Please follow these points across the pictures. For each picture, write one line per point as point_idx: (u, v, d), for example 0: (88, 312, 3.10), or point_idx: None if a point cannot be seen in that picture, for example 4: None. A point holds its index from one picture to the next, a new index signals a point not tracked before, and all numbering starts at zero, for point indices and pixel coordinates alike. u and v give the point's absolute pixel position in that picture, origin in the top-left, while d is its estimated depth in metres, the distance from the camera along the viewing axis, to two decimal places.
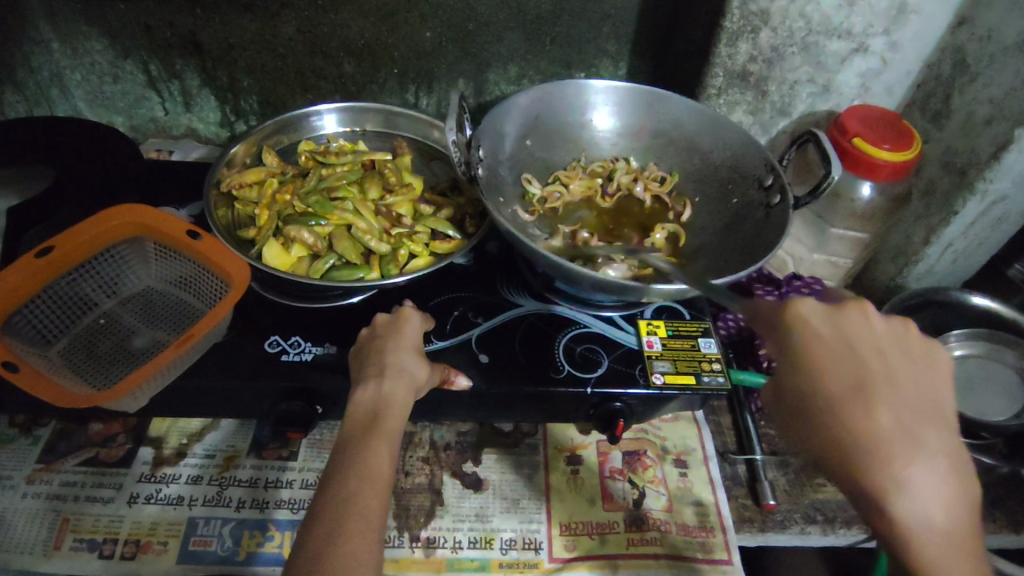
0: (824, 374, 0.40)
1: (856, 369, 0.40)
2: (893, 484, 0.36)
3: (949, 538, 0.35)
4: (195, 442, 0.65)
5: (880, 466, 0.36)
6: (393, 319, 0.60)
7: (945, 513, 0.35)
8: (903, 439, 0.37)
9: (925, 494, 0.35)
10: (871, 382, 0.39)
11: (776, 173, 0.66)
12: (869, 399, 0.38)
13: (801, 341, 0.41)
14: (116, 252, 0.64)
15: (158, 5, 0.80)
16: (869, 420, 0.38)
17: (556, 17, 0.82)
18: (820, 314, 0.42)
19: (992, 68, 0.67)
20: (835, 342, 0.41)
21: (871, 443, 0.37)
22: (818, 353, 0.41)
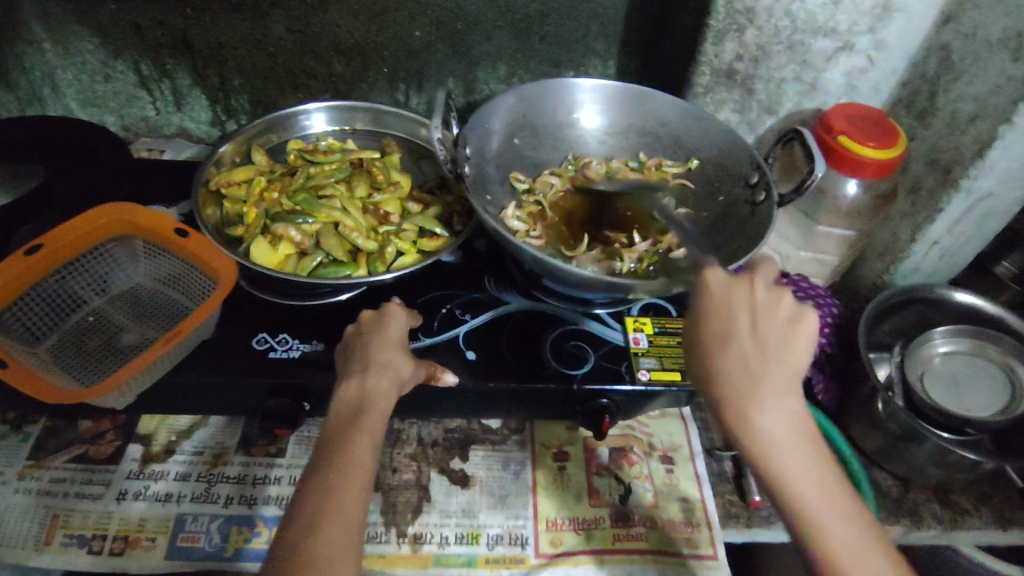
0: (717, 347, 0.45)
1: (747, 336, 0.45)
2: (757, 428, 0.44)
3: (805, 471, 0.44)
4: (184, 440, 0.65)
5: (752, 412, 0.44)
6: (379, 316, 0.60)
7: (797, 444, 0.44)
8: (775, 396, 0.44)
9: (780, 432, 0.44)
10: (757, 353, 0.44)
11: (761, 171, 0.66)
12: (750, 361, 0.44)
13: (706, 318, 0.45)
14: (105, 251, 0.65)
15: (148, 5, 0.80)
16: (744, 380, 0.44)
17: (545, 16, 0.82)
18: (731, 290, 0.46)
19: (976, 66, 0.67)
20: (736, 314, 0.45)
21: (740, 390, 0.44)
22: (716, 328, 0.45)
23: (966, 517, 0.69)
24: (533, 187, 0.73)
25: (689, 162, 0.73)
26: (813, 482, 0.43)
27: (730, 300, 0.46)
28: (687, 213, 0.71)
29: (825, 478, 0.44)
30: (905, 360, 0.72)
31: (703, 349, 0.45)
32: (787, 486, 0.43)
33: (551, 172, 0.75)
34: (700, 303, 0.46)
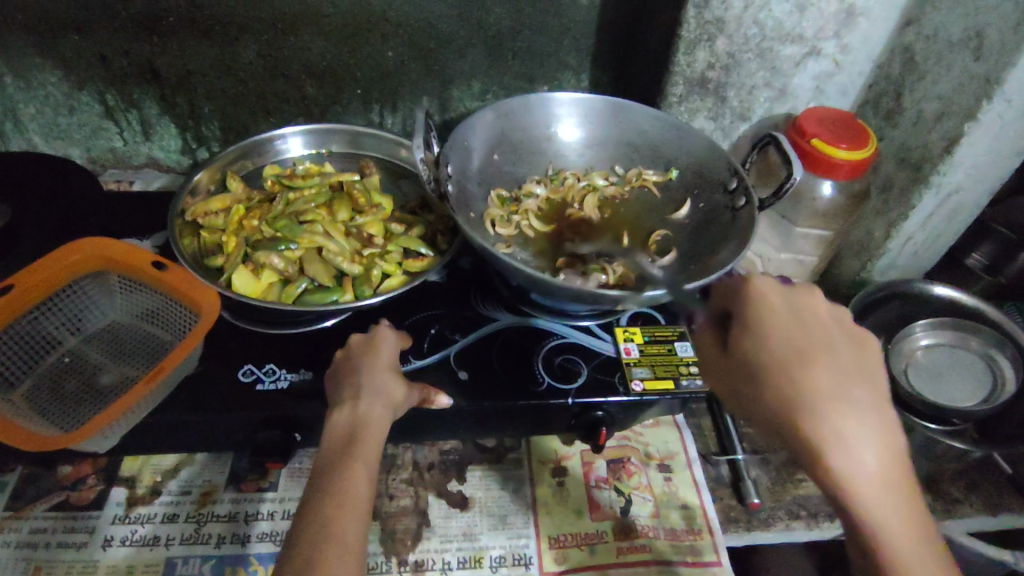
0: (777, 341, 0.44)
1: (799, 332, 0.45)
2: (818, 419, 0.41)
3: (879, 478, 0.40)
4: (170, 479, 0.63)
5: (806, 401, 0.42)
6: (367, 340, 0.59)
7: (861, 443, 0.41)
8: (838, 393, 0.42)
9: (842, 427, 0.41)
10: (813, 350, 0.44)
11: (739, 176, 0.67)
12: (802, 352, 0.43)
13: (752, 313, 0.46)
14: (79, 287, 0.62)
15: (113, 33, 0.78)
16: (802, 369, 0.43)
17: (517, 33, 0.83)
18: (772, 288, 0.47)
19: (939, 66, 0.69)
20: (779, 315, 0.46)
21: (801, 384, 0.42)
22: (770, 326, 0.45)
23: (959, 506, 0.70)
24: (518, 195, 0.73)
25: (668, 172, 0.74)
26: (885, 490, 0.40)
27: (772, 298, 0.47)
28: (664, 232, 0.71)
29: (898, 486, 0.41)
30: (889, 354, 0.73)
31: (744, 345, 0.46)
32: (857, 491, 0.40)
33: (535, 181, 0.75)
34: (745, 300, 0.47)
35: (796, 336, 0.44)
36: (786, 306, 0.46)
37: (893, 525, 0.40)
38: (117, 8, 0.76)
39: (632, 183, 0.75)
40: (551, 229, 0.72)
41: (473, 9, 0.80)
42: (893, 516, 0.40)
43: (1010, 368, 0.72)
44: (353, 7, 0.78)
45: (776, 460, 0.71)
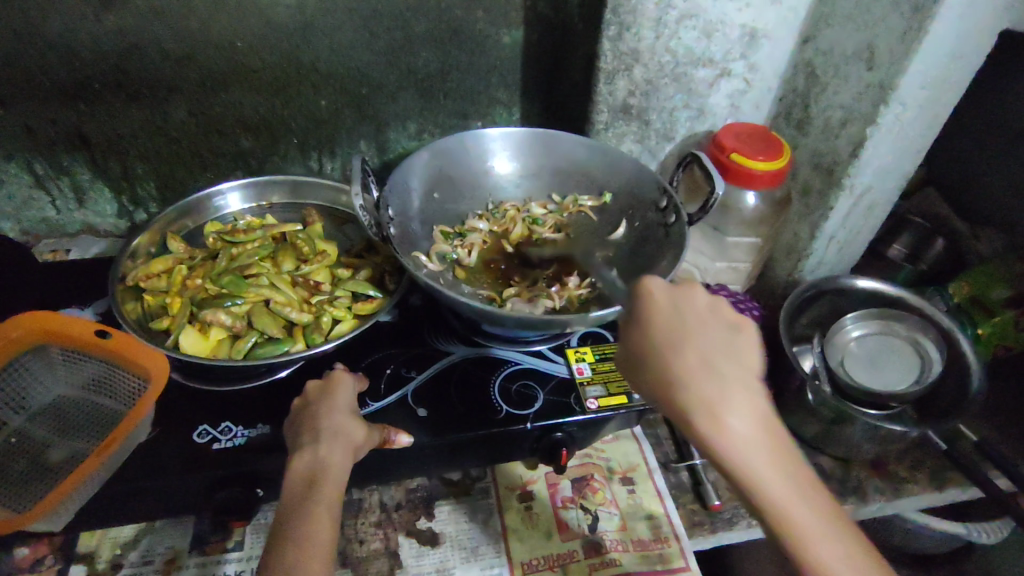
0: (659, 339, 0.45)
1: (683, 329, 0.45)
2: (706, 419, 0.42)
3: (765, 461, 0.42)
4: (130, 551, 0.61)
5: (695, 397, 0.43)
6: (325, 384, 0.60)
7: (749, 436, 0.42)
8: (717, 388, 0.43)
9: (727, 423, 0.42)
10: (690, 344, 0.44)
11: (668, 195, 0.70)
12: (686, 348, 0.44)
13: (641, 316, 0.46)
14: (19, 364, 0.60)
15: (37, 104, 0.77)
16: (687, 367, 0.44)
17: (446, 74, 0.86)
18: (658, 288, 0.47)
19: (838, 77, 0.74)
20: (668, 313, 0.46)
21: (688, 383, 0.43)
22: (653, 325, 0.46)
23: (906, 484, 0.74)
24: (462, 230, 0.75)
25: (602, 197, 0.77)
26: (779, 478, 0.42)
27: (660, 298, 0.47)
28: (603, 254, 0.75)
29: (789, 473, 0.42)
30: (825, 349, 0.77)
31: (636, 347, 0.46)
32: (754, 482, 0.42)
33: (477, 217, 0.77)
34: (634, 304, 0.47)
35: (676, 335, 0.45)
36: (667, 303, 0.47)
37: (795, 515, 0.41)
38: (40, 77, 0.75)
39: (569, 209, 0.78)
40: (498, 260, 0.75)
41: (401, 54, 0.82)
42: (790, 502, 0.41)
43: (936, 348, 0.76)
44: (282, 61, 0.80)
45: None
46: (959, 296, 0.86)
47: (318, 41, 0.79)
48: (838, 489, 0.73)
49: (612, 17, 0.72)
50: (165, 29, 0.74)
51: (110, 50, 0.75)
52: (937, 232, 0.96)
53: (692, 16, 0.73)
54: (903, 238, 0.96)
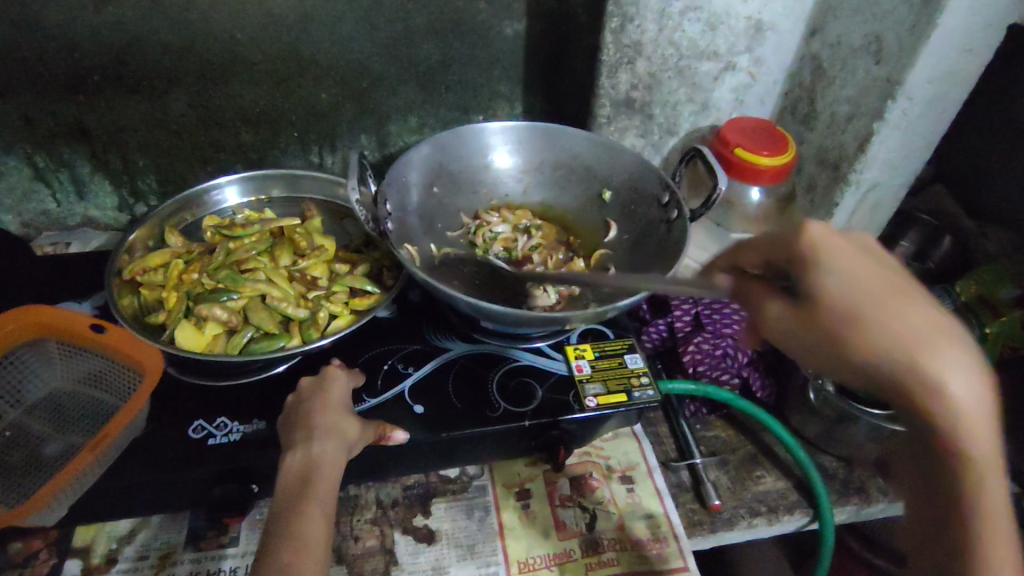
0: (863, 283, 0.36)
1: (883, 279, 0.36)
2: (940, 388, 0.34)
3: (989, 418, 0.34)
4: (126, 545, 0.61)
5: (936, 364, 0.34)
6: (318, 382, 0.59)
7: (990, 415, 0.34)
8: (936, 331, 0.34)
9: (981, 397, 0.34)
10: (902, 287, 0.36)
11: (671, 190, 0.69)
12: (913, 302, 0.35)
13: (822, 259, 0.37)
14: (15, 358, 0.60)
15: (36, 95, 0.77)
16: (914, 322, 0.35)
17: (447, 66, 0.85)
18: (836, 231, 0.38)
19: (845, 71, 0.73)
20: (855, 256, 0.37)
21: (895, 353, 0.34)
22: (838, 265, 0.37)
23: None
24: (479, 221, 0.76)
25: (602, 194, 0.77)
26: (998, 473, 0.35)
27: (837, 242, 0.38)
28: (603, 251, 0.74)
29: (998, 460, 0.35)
30: None
31: (835, 300, 0.36)
32: (979, 475, 0.35)
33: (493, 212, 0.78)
34: (806, 247, 0.38)
35: (871, 282, 0.36)
36: (841, 245, 0.38)
37: (996, 515, 0.35)
38: (38, 68, 0.75)
39: (583, 207, 0.78)
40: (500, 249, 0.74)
41: (402, 47, 0.81)
42: (998, 504, 0.35)
43: None
44: (281, 53, 0.79)
45: (733, 460, 0.73)
46: (966, 294, 0.85)
47: (318, 33, 0.78)
48: (841, 490, 0.72)
49: (615, 9, 0.71)
50: (164, 21, 0.74)
51: (108, 42, 0.74)
52: (945, 230, 0.94)
53: (696, 7, 0.72)
54: (910, 236, 0.94)
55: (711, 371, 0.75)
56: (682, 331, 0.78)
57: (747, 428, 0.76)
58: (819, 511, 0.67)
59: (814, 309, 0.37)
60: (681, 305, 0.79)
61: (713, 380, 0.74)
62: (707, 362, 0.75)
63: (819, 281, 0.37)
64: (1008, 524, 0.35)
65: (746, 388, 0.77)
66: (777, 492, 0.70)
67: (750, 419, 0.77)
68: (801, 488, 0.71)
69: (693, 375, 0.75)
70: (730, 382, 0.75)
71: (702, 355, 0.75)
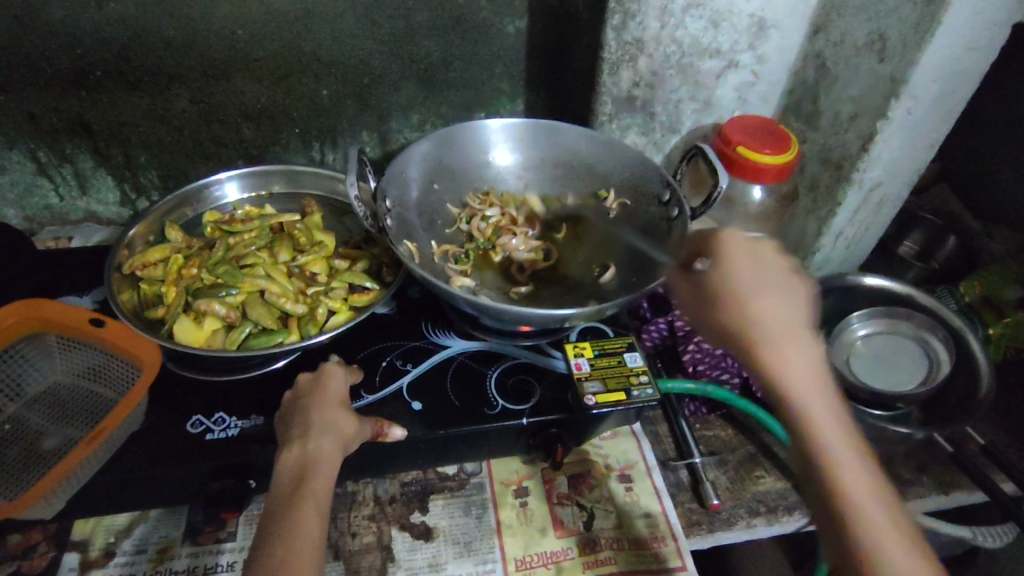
0: (740, 275, 0.50)
1: (761, 278, 0.49)
2: (776, 354, 0.46)
3: (815, 385, 0.45)
4: (124, 539, 0.61)
5: (768, 335, 0.46)
6: (316, 377, 0.59)
7: (814, 381, 0.45)
8: (782, 317, 0.47)
9: (805, 366, 0.45)
10: (762, 286, 0.48)
11: (671, 188, 0.69)
12: (771, 291, 0.48)
13: (719, 262, 0.51)
14: (15, 351, 0.60)
15: (39, 91, 0.77)
16: (764, 311, 0.47)
17: (448, 63, 0.85)
18: (735, 241, 0.52)
19: (849, 70, 0.73)
20: (756, 264, 0.50)
21: (765, 326, 0.47)
22: (731, 264, 0.50)
23: (910, 487, 0.72)
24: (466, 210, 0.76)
25: (603, 191, 0.76)
26: (841, 433, 0.43)
27: (737, 247, 0.52)
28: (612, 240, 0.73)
29: (841, 422, 0.44)
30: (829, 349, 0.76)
31: (717, 285, 0.50)
32: (816, 433, 0.44)
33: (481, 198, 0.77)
34: (716, 251, 0.52)
35: (755, 277, 0.49)
36: (741, 254, 0.51)
37: (848, 467, 0.43)
38: (40, 64, 0.75)
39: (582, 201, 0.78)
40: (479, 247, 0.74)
41: (403, 44, 0.81)
42: (848, 456, 0.43)
43: (944, 349, 0.74)
44: (283, 49, 0.79)
45: (733, 460, 0.73)
46: (970, 295, 0.85)
47: (319, 30, 0.78)
48: None
49: (617, 6, 0.71)
50: (166, 17, 0.74)
51: (110, 38, 0.74)
52: (949, 230, 0.94)
53: (699, 5, 0.72)
54: (913, 236, 0.94)
55: (711, 370, 0.75)
56: (682, 329, 0.77)
57: (748, 428, 0.76)
58: None
59: (705, 293, 0.51)
60: None
61: (714, 379, 0.74)
62: (707, 361, 0.75)
63: (715, 279, 0.50)
64: (863, 482, 0.42)
65: (747, 388, 0.77)
66: (777, 492, 0.70)
67: (750, 419, 0.77)
68: (801, 489, 0.70)
69: (693, 374, 0.75)
70: (731, 381, 0.75)
71: (702, 354, 0.75)
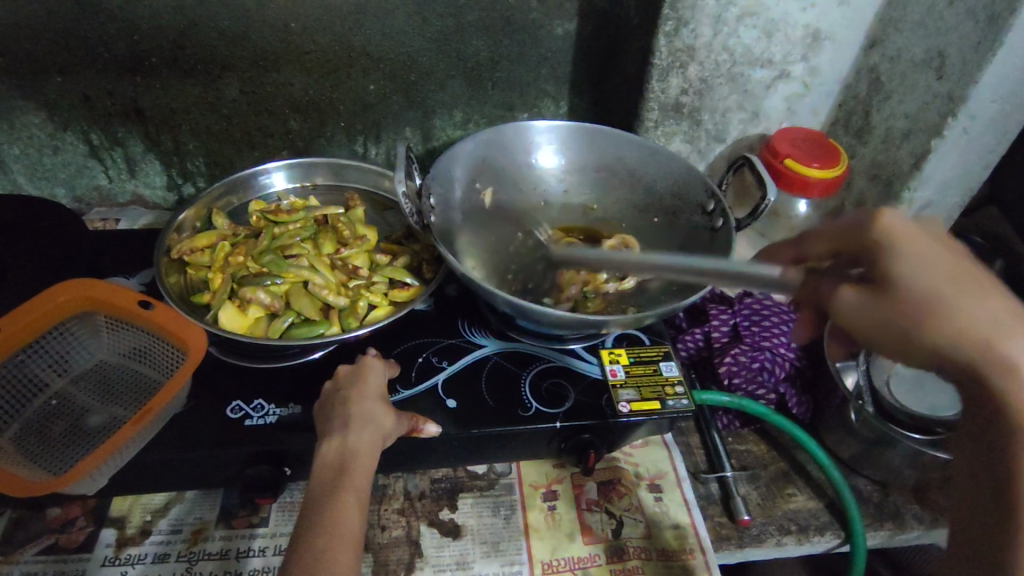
0: (946, 270, 0.39)
1: (972, 275, 0.39)
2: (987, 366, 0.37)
3: None
4: (160, 518, 0.62)
5: (1010, 354, 0.36)
6: (356, 370, 0.60)
7: None
8: (1018, 330, 0.37)
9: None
10: (985, 287, 0.38)
11: (716, 199, 0.68)
12: (988, 297, 0.38)
13: (914, 251, 0.40)
14: (65, 328, 0.62)
15: (95, 75, 0.79)
16: (996, 320, 0.37)
17: (495, 63, 0.85)
18: (914, 225, 0.41)
19: (904, 86, 0.71)
20: (949, 256, 0.39)
21: (1000, 342, 0.36)
22: (931, 256, 0.39)
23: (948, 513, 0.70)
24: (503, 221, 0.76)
25: (647, 198, 0.76)
26: None
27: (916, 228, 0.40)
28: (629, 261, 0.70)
29: None
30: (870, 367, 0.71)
31: (923, 280, 0.38)
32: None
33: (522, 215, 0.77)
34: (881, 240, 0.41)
35: (963, 276, 0.39)
36: (926, 245, 0.40)
37: None
38: (99, 49, 0.77)
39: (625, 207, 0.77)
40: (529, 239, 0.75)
41: (451, 42, 0.82)
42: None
43: None
44: (333, 43, 0.80)
45: (765, 476, 0.72)
46: None
47: (370, 25, 0.79)
48: (875, 515, 0.70)
49: (670, 12, 0.70)
50: (222, 8, 0.75)
51: (167, 25, 0.76)
52: (997, 253, 0.91)
53: (753, 14, 0.71)
54: None
55: (746, 384, 0.73)
56: (719, 341, 0.77)
57: (781, 444, 0.75)
58: (851, 533, 0.66)
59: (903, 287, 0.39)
60: (719, 315, 0.78)
61: (748, 394, 0.73)
62: (742, 375, 0.73)
63: (890, 265, 0.40)
64: None
65: (782, 404, 0.76)
66: (809, 512, 0.69)
67: (784, 435, 0.76)
68: (833, 509, 0.69)
69: (728, 387, 0.74)
70: (766, 397, 0.74)
71: (738, 367, 0.73)
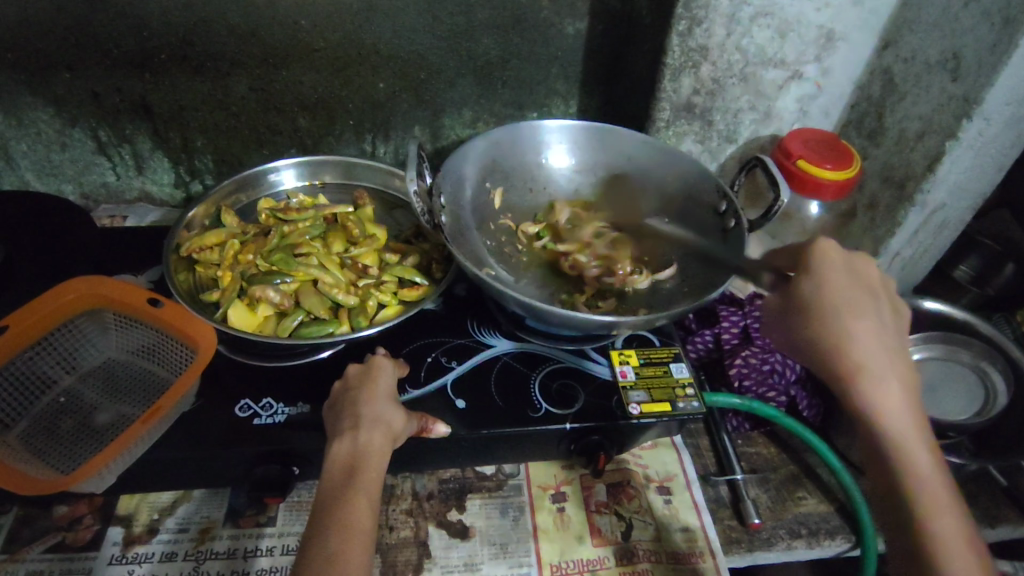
0: (835, 293, 0.51)
1: (858, 296, 0.51)
2: (872, 388, 0.49)
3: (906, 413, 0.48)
4: (167, 517, 0.62)
5: (866, 361, 0.49)
6: (366, 370, 0.60)
7: (903, 408, 0.49)
8: (878, 343, 0.50)
9: (897, 399, 0.49)
10: (863, 307, 0.51)
11: (729, 199, 0.68)
12: (866, 315, 0.50)
13: (818, 277, 0.52)
14: (74, 325, 0.61)
15: (104, 71, 0.79)
16: (862, 334, 0.50)
17: (505, 62, 0.84)
18: (834, 254, 0.53)
19: (918, 87, 0.71)
20: (841, 280, 0.52)
21: (864, 352, 0.49)
22: (825, 281, 0.51)
23: None
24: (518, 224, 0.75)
25: (659, 198, 0.75)
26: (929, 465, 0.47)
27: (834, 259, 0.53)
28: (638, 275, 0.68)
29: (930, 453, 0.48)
30: None
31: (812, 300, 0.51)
32: (907, 468, 0.47)
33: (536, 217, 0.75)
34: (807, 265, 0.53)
35: (849, 298, 0.51)
36: (833, 271, 0.52)
37: (931, 495, 0.46)
38: (108, 45, 0.77)
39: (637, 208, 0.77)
40: (547, 221, 0.75)
41: (461, 40, 0.81)
42: (936, 488, 0.47)
43: (1003, 382, 0.71)
44: (344, 41, 0.79)
45: (775, 479, 0.72)
46: None
47: (380, 23, 0.78)
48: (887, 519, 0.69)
49: (683, 11, 0.69)
50: (232, 5, 0.75)
51: (177, 22, 0.76)
52: (1009, 256, 0.91)
53: (767, 14, 0.70)
54: (970, 260, 0.91)
55: (757, 387, 0.73)
56: (729, 343, 0.76)
57: (792, 447, 0.74)
58: (861, 537, 0.65)
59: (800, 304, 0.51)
60: (729, 317, 0.77)
61: (758, 396, 0.72)
62: (753, 377, 0.73)
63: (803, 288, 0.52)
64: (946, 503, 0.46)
65: (793, 407, 0.75)
66: (819, 515, 0.69)
67: (795, 437, 0.75)
68: (844, 512, 0.69)
69: (738, 389, 0.73)
70: (777, 400, 0.73)
71: (749, 369, 0.73)
